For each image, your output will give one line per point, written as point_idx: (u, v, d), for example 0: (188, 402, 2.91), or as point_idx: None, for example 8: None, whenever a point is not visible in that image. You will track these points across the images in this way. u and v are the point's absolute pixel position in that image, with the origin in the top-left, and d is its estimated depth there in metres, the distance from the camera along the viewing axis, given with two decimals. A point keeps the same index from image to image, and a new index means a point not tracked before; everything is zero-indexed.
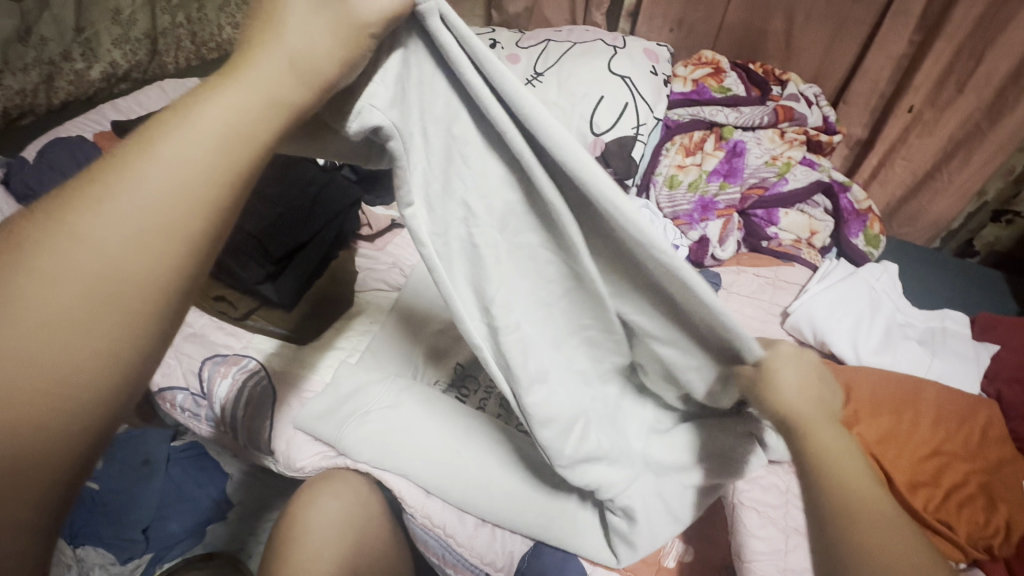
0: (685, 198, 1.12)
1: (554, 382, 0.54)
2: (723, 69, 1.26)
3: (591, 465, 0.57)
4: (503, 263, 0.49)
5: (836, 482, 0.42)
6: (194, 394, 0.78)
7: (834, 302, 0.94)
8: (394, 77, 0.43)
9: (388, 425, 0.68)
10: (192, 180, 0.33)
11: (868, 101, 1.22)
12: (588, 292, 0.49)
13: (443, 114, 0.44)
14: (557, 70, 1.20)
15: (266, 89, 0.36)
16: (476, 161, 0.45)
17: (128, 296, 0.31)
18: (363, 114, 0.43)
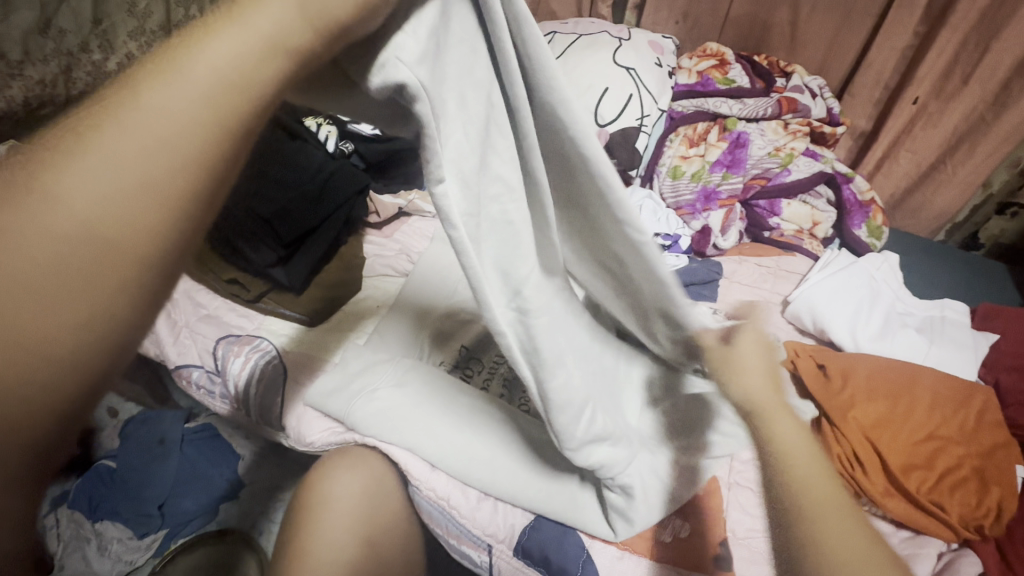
0: (688, 188, 1.14)
1: (571, 362, 0.53)
2: (728, 61, 1.27)
3: (603, 443, 0.58)
4: (522, 238, 0.48)
5: (792, 477, 0.51)
6: (209, 370, 0.80)
7: (833, 291, 0.96)
8: (435, 21, 0.39)
9: (395, 403, 0.71)
10: (177, 138, 0.28)
11: (873, 93, 1.23)
12: (546, 258, 0.53)
13: (476, 78, 0.42)
14: (563, 62, 1.22)
15: (265, 28, 0.30)
16: (501, 129, 0.45)
17: (103, 274, 0.27)
18: (387, 69, 0.37)
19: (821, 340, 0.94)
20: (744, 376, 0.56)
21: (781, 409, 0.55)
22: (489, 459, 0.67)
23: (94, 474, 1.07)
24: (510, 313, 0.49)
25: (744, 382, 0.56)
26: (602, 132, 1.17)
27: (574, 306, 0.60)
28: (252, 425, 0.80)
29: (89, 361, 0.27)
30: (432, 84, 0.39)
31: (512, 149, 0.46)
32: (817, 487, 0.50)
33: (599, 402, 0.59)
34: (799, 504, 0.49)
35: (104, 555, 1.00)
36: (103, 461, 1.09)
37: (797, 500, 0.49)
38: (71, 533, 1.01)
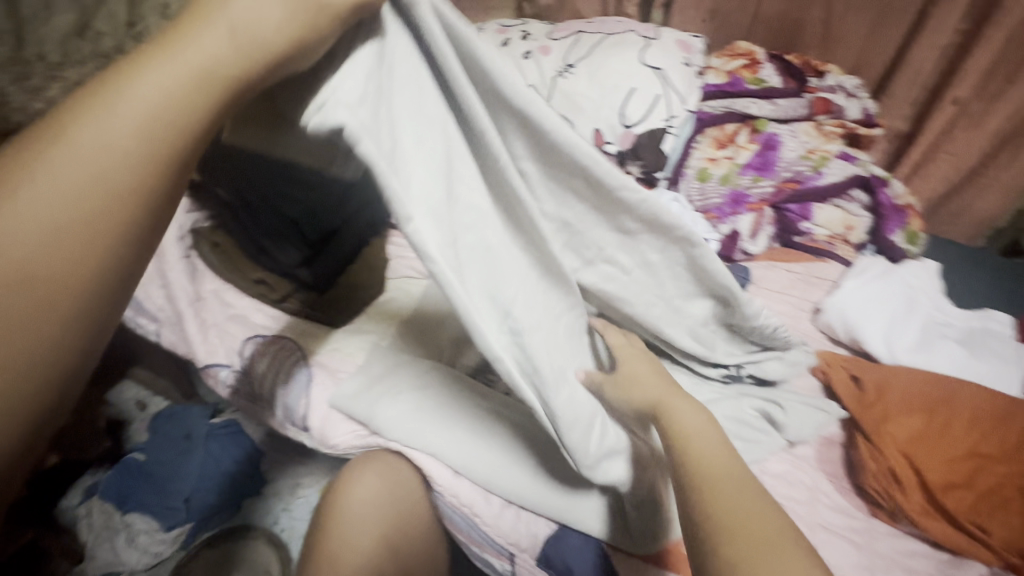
0: (716, 191, 1.12)
1: (569, 378, 0.59)
2: (758, 61, 1.24)
3: (614, 456, 0.62)
4: (496, 259, 0.54)
5: (688, 449, 0.57)
6: (236, 370, 0.80)
7: (868, 300, 0.92)
8: (375, 64, 0.48)
9: (414, 407, 0.71)
10: (126, 146, 0.37)
11: (911, 93, 1.18)
12: (553, 267, 0.59)
13: (431, 113, 0.50)
14: (588, 61, 1.20)
15: (201, 58, 0.40)
16: (461, 155, 0.52)
17: (80, 250, 0.36)
18: (325, 111, 0.46)
19: (855, 351, 0.91)
20: (637, 380, 0.65)
21: (674, 402, 0.63)
22: (510, 466, 0.67)
23: (122, 467, 1.09)
24: (504, 337, 0.53)
25: (632, 383, 0.66)
26: (628, 133, 1.15)
27: (568, 313, 0.64)
28: (257, 413, 0.80)
29: (77, 321, 0.36)
30: (372, 125, 0.46)
31: (473, 174, 0.53)
32: (711, 463, 0.55)
33: (600, 416, 0.61)
34: (690, 477, 0.54)
35: (132, 546, 1.03)
36: (132, 453, 1.12)
37: (696, 476, 0.54)
38: (100, 523, 1.04)
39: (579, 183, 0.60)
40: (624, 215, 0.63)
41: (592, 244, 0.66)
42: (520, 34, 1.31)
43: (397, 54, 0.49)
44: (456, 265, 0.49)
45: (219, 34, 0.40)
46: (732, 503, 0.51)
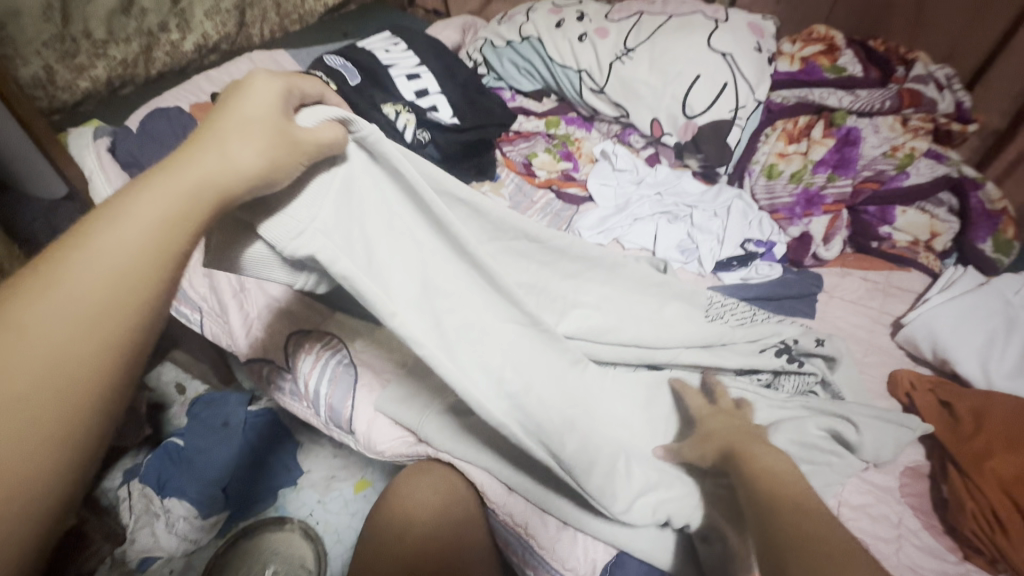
0: (786, 190, 1.03)
1: (589, 427, 0.61)
2: (838, 47, 1.14)
3: (650, 494, 0.61)
4: (481, 336, 0.60)
5: (772, 494, 0.51)
6: (280, 367, 0.77)
7: (960, 316, 0.84)
8: (337, 189, 0.53)
9: (443, 437, 0.67)
10: (134, 264, 0.35)
11: (1013, 86, 1.06)
12: (541, 326, 0.63)
13: (397, 224, 0.58)
14: (649, 46, 1.12)
15: (201, 177, 0.39)
16: (428, 254, 0.59)
17: (83, 379, 0.32)
18: (309, 237, 0.50)
19: (941, 370, 0.83)
20: (716, 431, 0.63)
21: (754, 448, 0.58)
22: (560, 489, 0.63)
23: (163, 452, 1.09)
24: (502, 402, 0.59)
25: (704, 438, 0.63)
26: (690, 125, 1.08)
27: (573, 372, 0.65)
28: (280, 398, 0.79)
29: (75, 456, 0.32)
30: (344, 246, 0.53)
31: (445, 264, 0.60)
32: (787, 498, 0.50)
33: (623, 461, 0.61)
34: (765, 508, 0.50)
35: (172, 531, 1.02)
36: (172, 439, 1.11)
37: (770, 507, 0.50)
38: (142, 506, 1.05)
39: (524, 244, 0.69)
40: (562, 260, 0.72)
41: (555, 304, 0.73)
42: (575, 14, 1.22)
43: (361, 179, 0.55)
44: (445, 344, 0.57)
45: (211, 158, 0.40)
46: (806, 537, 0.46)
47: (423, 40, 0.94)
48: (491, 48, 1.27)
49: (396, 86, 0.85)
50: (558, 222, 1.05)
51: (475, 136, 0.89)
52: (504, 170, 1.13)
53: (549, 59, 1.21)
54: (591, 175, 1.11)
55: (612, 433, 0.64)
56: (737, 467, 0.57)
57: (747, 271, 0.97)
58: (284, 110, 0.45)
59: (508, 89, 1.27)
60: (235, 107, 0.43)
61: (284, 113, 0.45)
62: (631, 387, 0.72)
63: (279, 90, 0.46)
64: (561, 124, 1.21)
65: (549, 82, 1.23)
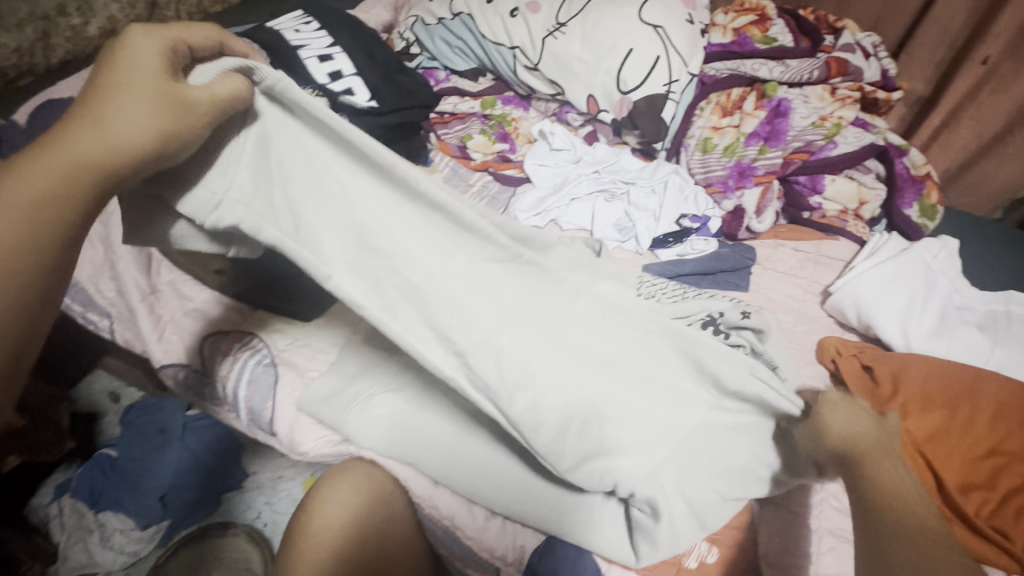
0: (720, 163, 1.03)
1: (544, 388, 0.60)
2: (769, 17, 1.15)
3: (602, 460, 0.61)
4: (432, 291, 0.58)
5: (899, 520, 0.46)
6: (196, 370, 0.73)
7: (883, 282, 0.85)
8: (252, 153, 0.53)
9: (398, 412, 0.66)
10: (20, 240, 0.39)
11: (936, 52, 1.08)
12: (500, 278, 0.62)
13: (321, 179, 0.55)
14: (582, 20, 1.09)
15: (83, 154, 0.40)
16: (370, 205, 0.57)
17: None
18: (224, 207, 0.52)
19: (866, 335, 0.85)
20: (831, 422, 0.57)
21: (877, 459, 0.52)
22: (498, 470, 0.62)
23: (95, 463, 1.05)
24: (452, 359, 0.58)
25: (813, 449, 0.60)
26: (625, 100, 1.06)
27: (535, 335, 0.62)
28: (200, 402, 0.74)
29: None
30: (266, 214, 0.54)
31: (396, 211, 0.58)
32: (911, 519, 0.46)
33: (581, 425, 0.60)
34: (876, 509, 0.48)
35: (107, 546, 0.99)
36: (105, 449, 1.07)
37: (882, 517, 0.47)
38: (73, 523, 1.01)
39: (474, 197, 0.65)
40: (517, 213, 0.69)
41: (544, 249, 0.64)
42: None
43: (277, 137, 0.54)
44: (389, 304, 0.57)
45: (86, 135, 0.40)
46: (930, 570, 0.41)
47: (337, 17, 0.88)
48: (422, 26, 1.22)
49: (306, 68, 0.80)
50: (495, 205, 1.04)
51: (399, 119, 0.85)
52: (438, 154, 1.10)
53: (482, 36, 1.17)
54: (527, 156, 1.09)
55: (580, 388, 0.62)
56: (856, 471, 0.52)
57: (682, 247, 0.97)
58: (171, 70, 0.43)
59: (442, 68, 1.22)
60: (115, 74, 0.41)
61: (167, 74, 0.43)
62: (617, 338, 0.65)
63: (156, 47, 0.43)
64: (497, 104, 1.18)
65: (484, 61, 1.19)
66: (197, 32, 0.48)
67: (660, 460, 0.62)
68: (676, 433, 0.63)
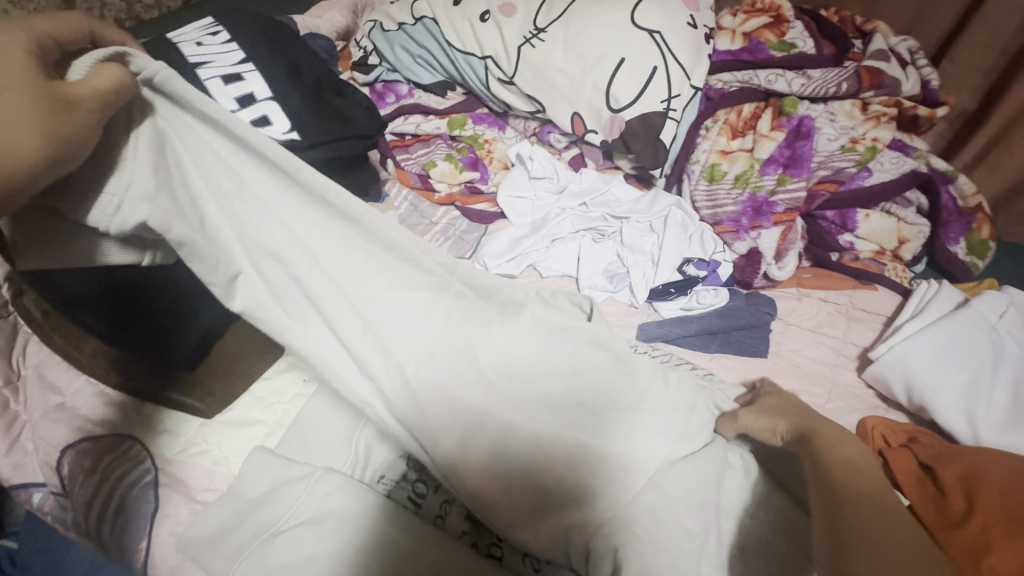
0: (730, 196, 0.86)
1: (490, 429, 0.50)
2: (785, 19, 0.97)
3: (551, 520, 0.47)
4: (342, 309, 0.51)
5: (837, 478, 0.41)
6: (54, 492, 0.57)
7: (939, 349, 0.68)
8: (148, 149, 0.45)
9: (314, 546, 0.50)
10: None
11: (986, 59, 0.91)
12: (435, 310, 0.53)
13: (226, 184, 0.48)
14: (564, 24, 0.91)
15: None
16: (277, 213, 0.50)
17: None
18: (125, 209, 0.44)
19: (917, 414, 0.68)
20: (777, 403, 0.53)
21: (832, 429, 0.46)
22: (434, 561, 0.49)
23: None
24: (369, 385, 0.52)
25: (789, 464, 0.51)
26: (616, 119, 0.89)
27: (484, 372, 0.52)
28: (69, 531, 0.57)
29: None
30: (175, 209, 0.47)
31: (310, 231, 0.51)
32: (860, 481, 0.40)
33: (530, 483, 0.48)
34: (837, 500, 0.40)
35: None
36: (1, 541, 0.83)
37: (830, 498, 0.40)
38: None
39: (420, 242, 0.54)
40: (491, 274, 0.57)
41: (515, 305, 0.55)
42: None
43: (172, 135, 0.46)
44: (298, 312, 0.52)
45: None
46: (885, 539, 0.35)
47: (256, 28, 0.71)
48: (381, 32, 1.05)
49: (207, 90, 0.63)
50: (461, 247, 0.87)
51: (330, 154, 0.69)
52: (396, 186, 0.93)
53: (447, 44, 0.99)
54: (501, 186, 0.91)
55: (527, 426, 0.50)
56: (807, 444, 0.46)
57: (686, 300, 0.80)
58: (35, 68, 0.35)
59: (404, 82, 1.06)
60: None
61: (34, 68, 0.35)
62: (594, 368, 0.53)
63: (18, 49, 0.35)
64: (468, 123, 1.00)
65: (452, 73, 1.02)
66: (64, 22, 0.41)
67: (626, 508, 0.46)
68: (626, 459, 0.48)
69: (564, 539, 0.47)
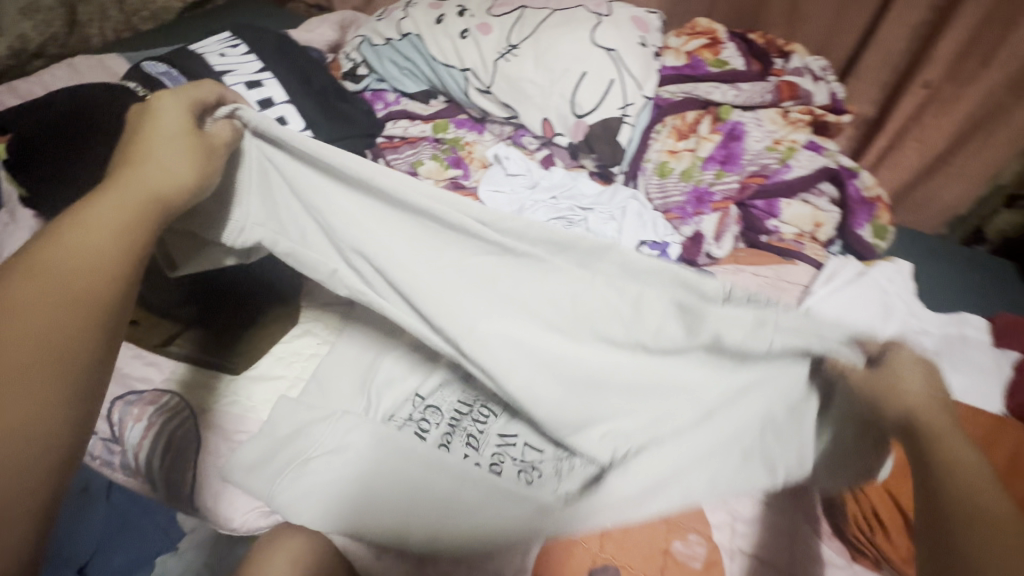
0: (678, 188, 1.02)
1: (553, 366, 0.56)
2: (721, 40, 1.14)
3: (595, 427, 0.57)
4: (420, 287, 0.55)
5: (945, 482, 0.40)
6: (105, 438, 0.66)
7: (846, 306, 0.82)
8: (257, 175, 0.57)
9: (341, 470, 0.61)
10: (95, 257, 0.43)
11: (881, 75, 1.10)
12: (492, 276, 0.55)
13: (310, 189, 0.56)
14: (534, 42, 1.05)
15: (145, 189, 0.47)
16: (342, 212, 0.56)
17: (66, 361, 0.39)
18: (246, 231, 0.59)
19: None
20: (902, 379, 0.45)
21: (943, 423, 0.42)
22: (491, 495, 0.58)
23: None
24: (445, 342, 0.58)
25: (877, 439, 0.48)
26: (580, 124, 1.03)
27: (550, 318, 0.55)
28: (116, 474, 0.66)
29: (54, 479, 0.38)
30: (277, 229, 0.59)
31: (375, 211, 0.56)
32: (985, 503, 0.38)
33: (586, 402, 0.57)
34: (944, 508, 0.39)
35: None
36: None
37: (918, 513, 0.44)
38: None
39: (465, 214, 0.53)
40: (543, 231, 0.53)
41: (593, 251, 0.52)
42: (455, 8, 1.13)
43: (266, 168, 0.57)
44: (385, 293, 0.58)
45: (149, 171, 0.48)
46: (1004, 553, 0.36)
47: (269, 43, 0.82)
48: (369, 46, 1.17)
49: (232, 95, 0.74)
50: None
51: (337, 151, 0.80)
52: None
53: (431, 57, 1.12)
54: (480, 182, 1.03)
55: (585, 363, 0.55)
56: (916, 439, 0.43)
57: None
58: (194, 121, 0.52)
59: (391, 91, 1.17)
60: (149, 130, 0.50)
61: (191, 125, 0.51)
62: (655, 319, 0.52)
63: (181, 108, 0.51)
64: (450, 127, 1.13)
65: (434, 83, 1.15)
66: (204, 87, 0.55)
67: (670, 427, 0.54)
68: (678, 394, 0.54)
69: (612, 446, 0.56)
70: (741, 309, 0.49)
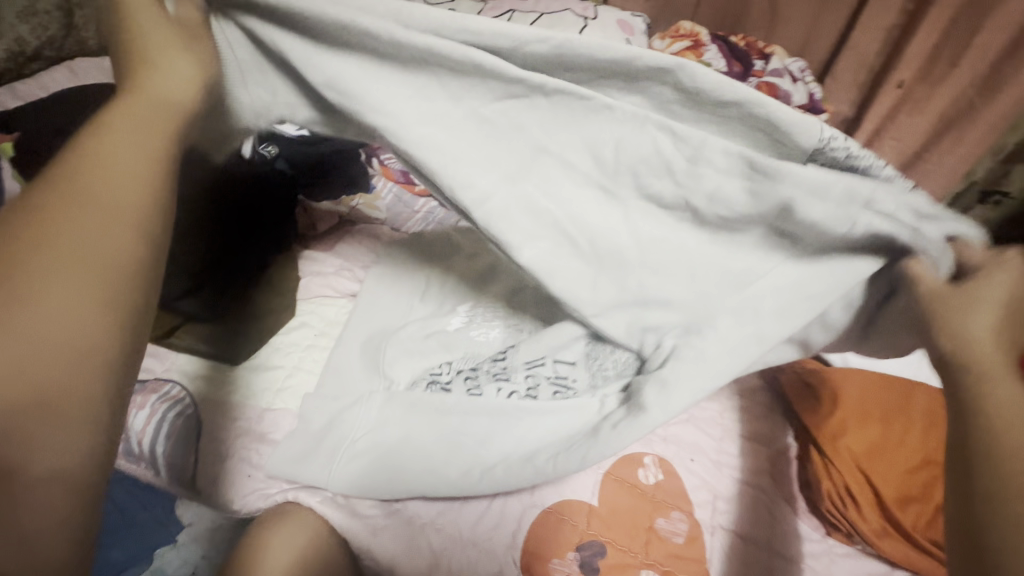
0: None
1: (575, 236, 0.58)
2: (703, 43, 1.18)
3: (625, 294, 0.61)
4: (447, 154, 0.53)
5: (993, 409, 0.42)
6: None
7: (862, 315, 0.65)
8: (248, 47, 0.53)
9: (385, 438, 0.66)
10: (132, 172, 0.39)
11: (856, 76, 1.15)
12: (516, 143, 0.53)
13: (312, 69, 0.52)
14: None
15: (162, 106, 0.43)
16: (367, 80, 0.51)
17: (120, 287, 0.36)
18: (274, 114, 0.57)
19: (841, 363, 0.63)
20: (980, 291, 0.46)
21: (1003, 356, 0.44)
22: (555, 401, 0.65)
23: None
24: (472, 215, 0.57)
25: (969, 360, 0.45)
26: None
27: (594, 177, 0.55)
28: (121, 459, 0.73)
29: (111, 420, 0.35)
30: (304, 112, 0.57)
31: (401, 79, 0.51)
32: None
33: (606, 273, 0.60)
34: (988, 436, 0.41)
35: None
36: None
37: (986, 447, 0.40)
38: None
39: (499, 74, 0.50)
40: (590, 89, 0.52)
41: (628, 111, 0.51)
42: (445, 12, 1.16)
43: (259, 53, 0.52)
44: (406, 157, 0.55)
45: (155, 87, 0.43)
46: None
47: None
48: None
49: None
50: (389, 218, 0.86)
51: None
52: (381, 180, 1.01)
53: None
54: None
55: (603, 229, 0.57)
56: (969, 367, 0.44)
57: None
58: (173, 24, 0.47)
59: None
60: (135, 41, 0.44)
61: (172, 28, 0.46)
62: (694, 168, 0.52)
63: (155, 11, 0.46)
64: None
65: None
66: None
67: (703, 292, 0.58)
68: (699, 252, 0.57)
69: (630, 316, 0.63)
70: (797, 171, 0.48)
